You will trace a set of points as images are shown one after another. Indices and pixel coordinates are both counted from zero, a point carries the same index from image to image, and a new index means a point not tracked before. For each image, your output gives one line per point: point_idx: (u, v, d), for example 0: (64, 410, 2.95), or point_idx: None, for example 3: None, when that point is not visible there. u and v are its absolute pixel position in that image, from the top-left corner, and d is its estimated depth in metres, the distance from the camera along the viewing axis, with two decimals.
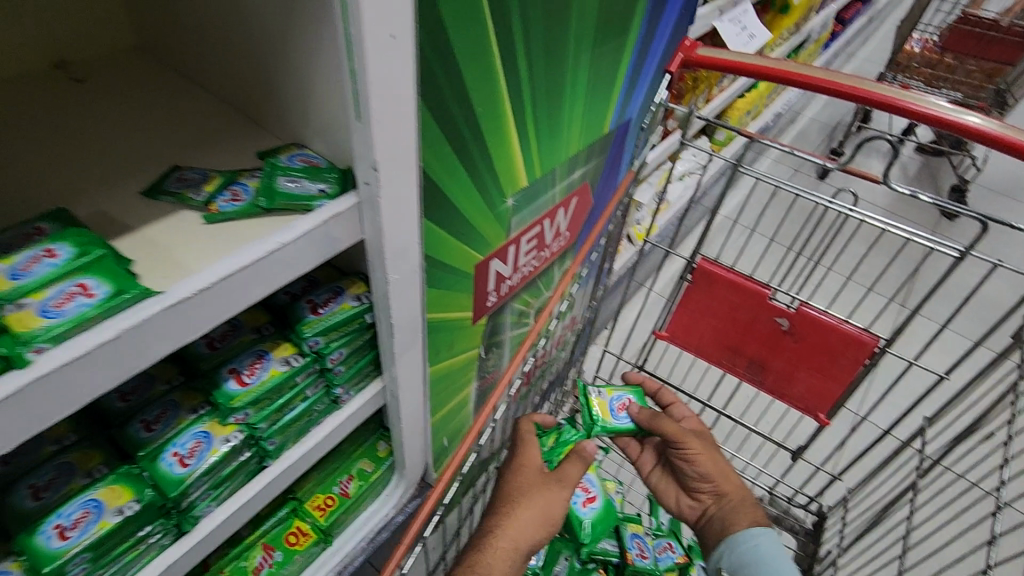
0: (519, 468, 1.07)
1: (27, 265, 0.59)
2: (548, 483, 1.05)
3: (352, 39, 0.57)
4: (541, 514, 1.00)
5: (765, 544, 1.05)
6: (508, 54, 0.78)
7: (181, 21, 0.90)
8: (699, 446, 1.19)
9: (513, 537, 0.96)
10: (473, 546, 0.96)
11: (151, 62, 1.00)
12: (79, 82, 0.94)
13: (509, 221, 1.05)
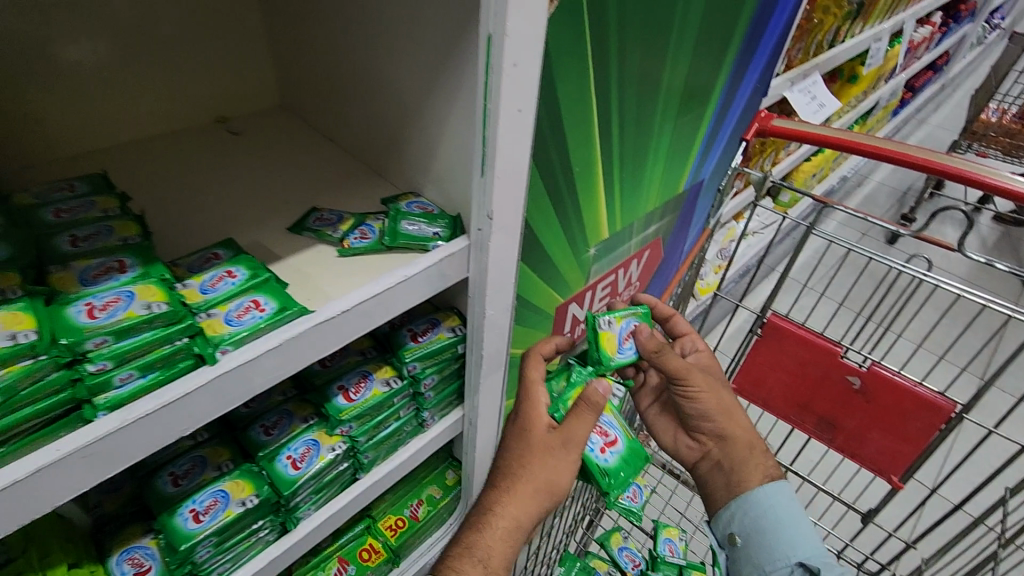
0: (518, 430, 0.92)
1: (214, 281, 0.73)
2: (552, 449, 0.89)
3: (488, 112, 0.69)
4: (545, 491, 0.87)
5: (785, 510, 1.02)
6: (606, 124, 0.89)
7: (323, 88, 1.06)
8: (704, 391, 1.06)
9: (515, 514, 0.86)
10: (473, 524, 0.87)
11: (291, 119, 1.18)
12: (234, 134, 1.12)
13: (589, 268, 1.14)
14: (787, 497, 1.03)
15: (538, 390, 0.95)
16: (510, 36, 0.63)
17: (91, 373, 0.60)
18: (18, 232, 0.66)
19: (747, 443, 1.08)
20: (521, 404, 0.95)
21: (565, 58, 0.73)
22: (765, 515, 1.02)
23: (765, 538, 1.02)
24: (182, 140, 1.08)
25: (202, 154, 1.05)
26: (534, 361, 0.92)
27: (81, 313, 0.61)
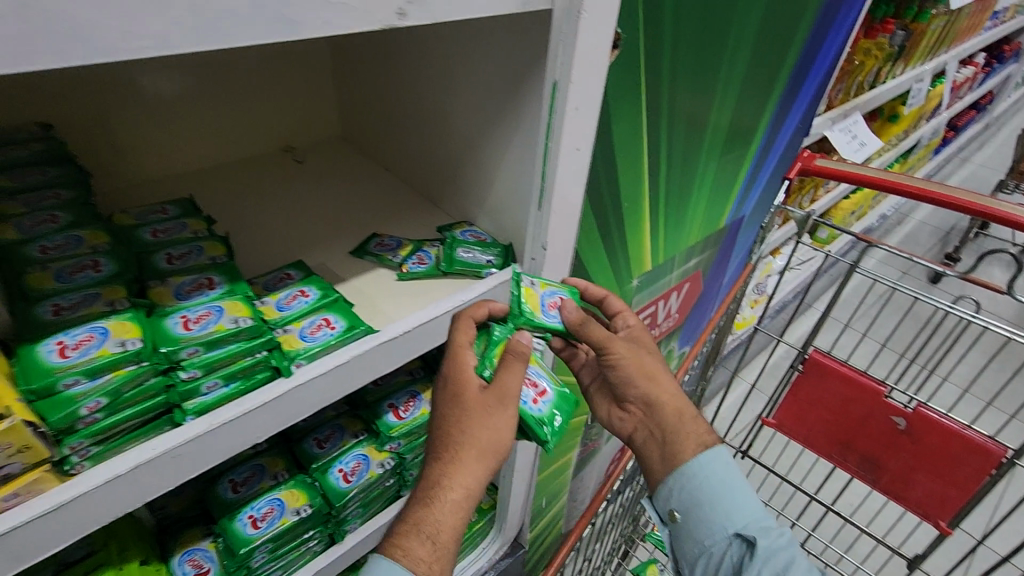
0: (446, 393, 0.72)
1: (289, 300, 0.79)
2: (487, 406, 0.69)
3: (549, 150, 0.74)
4: (488, 456, 0.69)
5: (721, 477, 0.87)
6: (654, 162, 0.93)
7: (383, 123, 1.14)
8: (630, 362, 0.90)
9: (465, 485, 0.67)
10: (418, 505, 0.68)
11: (351, 150, 1.26)
12: (299, 163, 1.21)
13: (632, 298, 1.16)
14: (723, 461, 0.87)
15: (464, 350, 0.73)
16: (574, 83, 0.68)
17: (183, 379, 0.65)
18: (123, 250, 0.74)
19: (673, 406, 0.90)
20: (445, 372, 0.73)
21: (621, 102, 0.78)
22: (700, 486, 0.87)
23: (703, 512, 0.87)
24: (253, 167, 1.16)
25: (271, 181, 1.13)
26: (465, 322, 0.76)
27: (177, 324, 0.67)
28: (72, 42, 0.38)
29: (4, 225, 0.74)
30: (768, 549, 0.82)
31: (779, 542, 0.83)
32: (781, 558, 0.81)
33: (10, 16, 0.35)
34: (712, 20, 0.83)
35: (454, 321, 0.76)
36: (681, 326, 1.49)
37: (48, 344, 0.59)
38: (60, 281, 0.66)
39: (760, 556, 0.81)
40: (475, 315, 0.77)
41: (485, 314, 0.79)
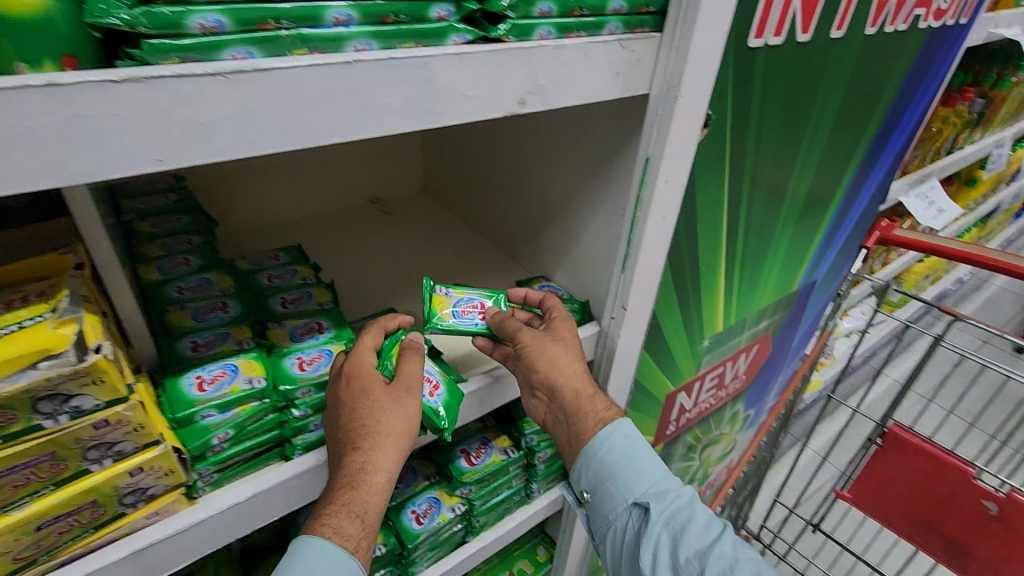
0: (350, 387, 0.68)
1: None
2: (398, 395, 0.68)
3: (638, 219, 0.79)
4: (406, 439, 0.68)
5: (622, 452, 0.82)
6: (733, 229, 0.95)
7: (467, 180, 1.22)
8: (538, 348, 0.81)
9: (389, 466, 0.66)
10: (342, 491, 0.64)
11: (432, 203, 1.35)
12: (385, 213, 1.30)
13: (701, 359, 1.16)
14: (625, 435, 0.83)
15: (365, 351, 0.71)
16: (667, 158, 0.73)
17: (295, 417, 0.71)
18: (245, 294, 0.82)
19: (588, 389, 0.82)
20: (347, 371, 0.69)
21: (707, 174, 0.82)
22: (603, 466, 0.82)
23: (607, 487, 0.83)
24: (346, 217, 1.26)
25: (363, 231, 1.22)
26: (372, 332, 0.75)
27: (294, 365, 0.73)
28: (272, 134, 0.45)
29: (148, 267, 0.84)
30: (670, 511, 0.79)
31: (681, 503, 0.80)
32: (681, 519, 0.78)
33: (230, 116, 0.42)
34: (796, 97, 0.86)
35: (363, 331, 0.74)
36: (747, 388, 1.47)
37: (189, 377, 0.66)
38: (196, 320, 0.75)
39: (657, 520, 0.79)
40: (385, 327, 0.77)
41: (393, 327, 0.78)
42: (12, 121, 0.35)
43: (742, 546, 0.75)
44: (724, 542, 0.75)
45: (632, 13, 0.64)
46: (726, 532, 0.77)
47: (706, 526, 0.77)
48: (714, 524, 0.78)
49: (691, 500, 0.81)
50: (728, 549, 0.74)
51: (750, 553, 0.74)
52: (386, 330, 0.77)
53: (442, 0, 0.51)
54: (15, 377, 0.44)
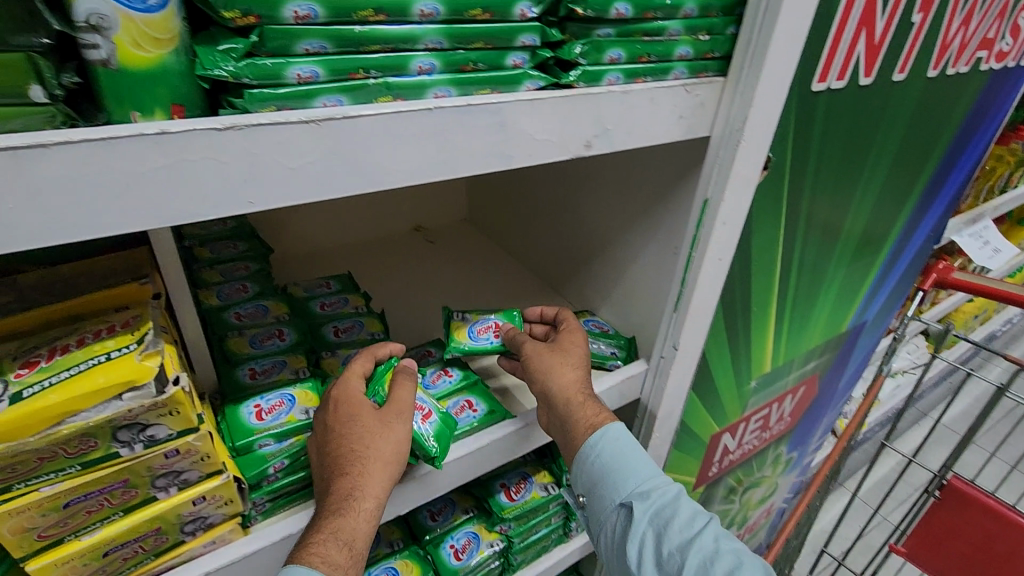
0: (338, 412, 0.64)
1: (434, 378, 0.85)
2: (388, 419, 0.64)
3: (693, 258, 0.78)
4: (396, 464, 0.63)
5: (612, 454, 0.77)
6: (786, 269, 0.94)
7: (511, 211, 1.23)
8: (537, 355, 0.81)
9: (379, 492, 0.61)
10: (328, 519, 0.59)
11: (475, 232, 1.36)
12: (430, 241, 1.32)
13: (748, 399, 1.13)
14: (615, 437, 0.77)
15: (353, 378, 0.67)
16: (726, 201, 0.72)
17: None
18: (300, 322, 0.83)
19: (583, 397, 0.78)
20: (336, 397, 0.66)
21: (764, 215, 0.81)
22: (594, 469, 0.78)
23: (597, 487, 0.79)
24: (391, 245, 1.28)
25: (407, 260, 1.24)
26: (363, 358, 0.71)
27: None
28: (354, 177, 0.46)
29: (207, 291, 0.85)
30: (656, 508, 0.74)
31: (669, 500, 0.74)
32: (667, 515, 0.72)
33: (318, 160, 0.44)
34: (855, 138, 0.85)
35: (352, 357, 0.70)
36: (792, 430, 1.42)
37: (248, 406, 0.68)
38: (254, 348, 0.76)
39: (642, 518, 0.73)
40: (375, 355, 0.72)
41: (384, 354, 0.73)
42: (128, 166, 0.37)
43: (728, 540, 0.69)
44: (707, 535, 0.69)
45: (698, 59, 0.64)
46: (713, 525, 0.71)
47: (692, 520, 0.71)
48: (700, 518, 0.72)
49: (680, 495, 0.75)
50: (711, 542, 0.68)
51: (736, 548, 0.68)
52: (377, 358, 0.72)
53: (518, 48, 0.52)
54: (100, 408, 0.44)
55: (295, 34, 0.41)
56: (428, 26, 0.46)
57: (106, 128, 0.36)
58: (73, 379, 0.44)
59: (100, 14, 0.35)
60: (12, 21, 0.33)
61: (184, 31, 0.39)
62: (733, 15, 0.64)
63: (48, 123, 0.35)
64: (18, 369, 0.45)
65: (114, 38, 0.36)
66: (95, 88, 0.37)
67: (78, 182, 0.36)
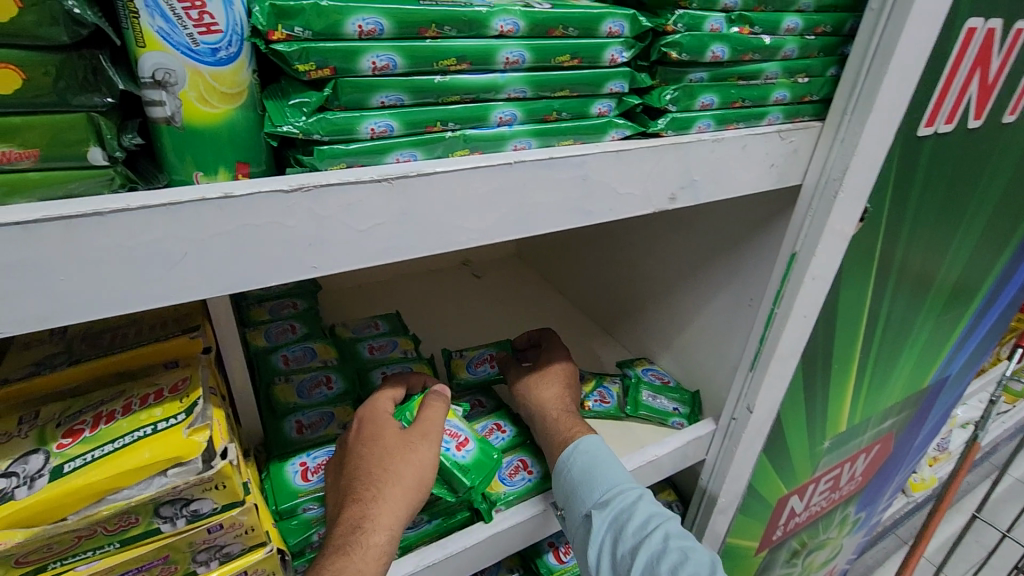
0: (361, 433, 0.60)
1: (485, 433, 0.77)
2: (410, 442, 0.58)
3: (776, 316, 0.71)
4: (415, 494, 0.56)
5: (582, 466, 0.67)
6: (871, 324, 0.85)
7: (562, 248, 1.13)
8: (518, 378, 0.80)
9: (392, 523, 0.54)
10: (331, 556, 0.51)
11: (524, 267, 1.25)
12: (477, 276, 1.20)
13: (820, 460, 1.03)
14: (584, 449, 0.68)
15: (381, 399, 0.64)
16: (818, 255, 0.65)
17: None
18: (348, 366, 0.78)
19: (561, 413, 0.74)
20: (361, 418, 0.62)
21: (854, 268, 0.73)
22: (562, 483, 0.68)
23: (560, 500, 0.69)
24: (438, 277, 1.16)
25: (454, 294, 1.12)
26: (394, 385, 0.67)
27: None
28: (425, 239, 0.42)
29: (256, 331, 0.81)
30: (615, 516, 0.65)
31: (629, 505, 0.65)
32: (625, 523, 0.64)
33: (389, 222, 0.40)
34: (957, 185, 0.76)
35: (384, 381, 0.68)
36: (861, 490, 1.30)
37: (293, 464, 0.64)
38: (300, 397, 0.72)
39: (601, 527, 0.65)
40: (409, 384, 0.68)
41: (419, 385, 0.69)
42: (188, 233, 0.33)
43: (681, 537, 0.64)
44: (658, 535, 0.63)
45: (793, 103, 0.58)
46: (669, 524, 0.64)
47: (650, 524, 0.64)
48: (658, 519, 0.64)
49: (642, 495, 0.66)
50: (661, 544, 0.62)
51: (688, 546, 0.62)
52: (410, 387, 0.68)
53: (603, 95, 0.48)
54: (143, 485, 0.41)
55: (371, 87, 0.38)
56: (512, 75, 0.42)
57: (167, 193, 0.33)
58: (116, 454, 0.41)
59: (168, 69, 0.32)
60: (74, 79, 0.30)
61: (254, 83, 0.35)
62: (835, 55, 0.58)
63: (106, 187, 0.32)
64: (60, 440, 0.42)
65: (180, 94, 0.33)
66: (158, 146, 0.34)
67: (134, 252, 0.32)
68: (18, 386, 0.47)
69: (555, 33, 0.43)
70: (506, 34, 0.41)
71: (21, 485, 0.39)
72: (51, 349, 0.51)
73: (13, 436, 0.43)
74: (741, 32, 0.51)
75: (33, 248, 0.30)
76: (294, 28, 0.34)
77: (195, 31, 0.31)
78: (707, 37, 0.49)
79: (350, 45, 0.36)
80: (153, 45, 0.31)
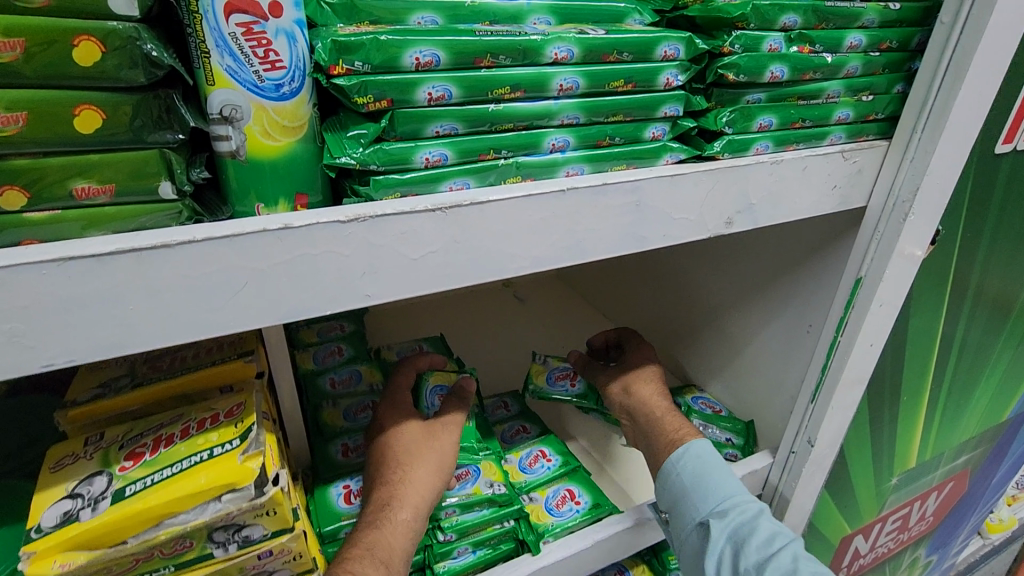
0: (384, 422, 0.63)
1: (531, 461, 0.75)
2: (431, 432, 0.62)
3: (840, 344, 0.67)
4: (438, 476, 0.59)
5: (692, 471, 0.60)
6: (944, 351, 0.79)
7: (605, 269, 1.10)
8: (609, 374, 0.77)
9: (417, 503, 0.56)
10: (363, 531, 0.54)
11: (567, 288, 1.23)
12: (519, 299, 1.18)
13: (887, 498, 0.96)
14: (695, 453, 0.61)
15: (400, 389, 0.67)
16: (886, 281, 0.61)
17: (440, 541, 0.64)
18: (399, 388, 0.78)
19: (666, 414, 0.68)
20: (383, 407, 0.66)
21: (925, 293, 0.68)
22: (669, 487, 0.62)
23: (673, 500, 0.62)
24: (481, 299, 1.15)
25: (497, 317, 1.11)
26: (406, 373, 0.70)
27: (339, 496, 0.63)
28: (478, 265, 0.41)
29: (304, 354, 0.82)
30: (734, 528, 0.57)
31: (746, 519, 0.57)
32: (745, 537, 0.56)
33: (442, 249, 0.39)
34: None
35: (396, 371, 0.70)
36: (933, 532, 1.20)
37: (337, 486, 0.64)
38: (347, 420, 0.72)
39: (716, 539, 0.57)
40: (417, 367, 0.72)
41: (425, 366, 0.72)
42: (249, 263, 0.34)
43: (812, 561, 0.54)
44: (787, 556, 0.53)
45: (856, 122, 0.56)
46: (798, 547, 0.55)
47: (774, 543, 0.55)
48: (784, 539, 0.55)
49: (764, 512, 0.58)
50: (789, 562, 0.53)
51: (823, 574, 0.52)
52: (419, 370, 0.71)
53: (658, 119, 0.46)
54: (199, 510, 0.41)
55: (427, 117, 0.38)
56: (566, 101, 0.42)
57: (230, 225, 0.34)
58: (173, 479, 0.41)
59: (234, 105, 0.33)
60: (149, 117, 0.32)
61: (314, 116, 0.36)
62: (901, 71, 0.56)
63: (174, 220, 0.33)
64: (123, 462, 0.43)
65: (245, 129, 0.34)
66: (222, 178, 0.35)
67: (199, 282, 0.33)
68: (85, 407, 0.49)
69: (609, 58, 0.42)
70: (560, 62, 0.41)
71: (85, 506, 0.40)
72: (117, 371, 0.53)
73: (80, 457, 0.44)
74: (801, 51, 0.50)
75: (107, 279, 0.31)
76: (354, 63, 0.35)
77: (261, 68, 0.32)
78: (766, 57, 0.48)
79: (407, 77, 0.37)
80: (222, 82, 0.32)
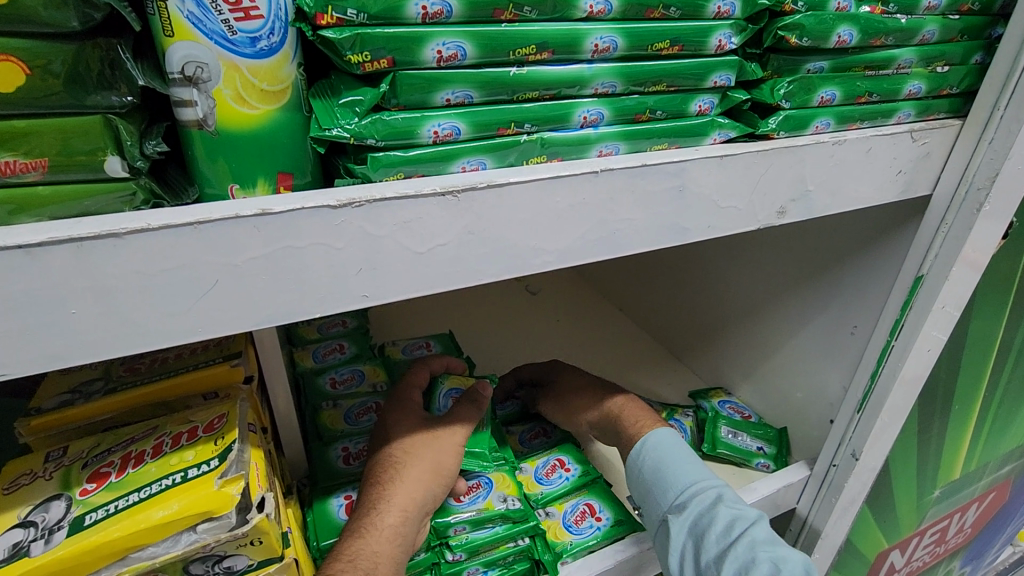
0: (384, 418, 0.59)
1: (548, 471, 0.68)
2: (431, 429, 0.56)
3: (893, 350, 0.59)
4: (434, 480, 0.53)
5: (652, 466, 0.59)
6: (1001, 355, 0.72)
7: (627, 264, 1.02)
8: (547, 389, 0.76)
9: (407, 506, 0.51)
10: (346, 539, 0.48)
11: (584, 283, 1.15)
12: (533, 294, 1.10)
13: (928, 511, 0.89)
14: (653, 446, 0.60)
15: (409, 388, 0.62)
16: (952, 281, 0.54)
17: (449, 560, 0.58)
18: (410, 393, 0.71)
19: (621, 408, 0.67)
20: (386, 405, 0.61)
21: (989, 292, 0.61)
22: (635, 482, 0.60)
23: (641, 497, 0.59)
24: (492, 292, 1.08)
25: (509, 312, 1.04)
26: (416, 372, 0.64)
27: (342, 508, 0.57)
28: (493, 259, 0.35)
29: (303, 352, 0.76)
30: (694, 520, 0.53)
31: (706, 508, 0.53)
32: (703, 530, 0.52)
33: (453, 242, 0.33)
34: None
35: (408, 369, 0.65)
36: (969, 543, 1.13)
37: (338, 497, 0.58)
38: (348, 424, 0.66)
39: (677, 534, 0.54)
40: (431, 368, 0.66)
41: (441, 368, 0.66)
42: (217, 257, 0.28)
43: (773, 545, 0.51)
44: (744, 543, 0.50)
45: (926, 97, 0.49)
46: (758, 530, 0.52)
47: (732, 530, 0.51)
48: (742, 524, 0.52)
49: (725, 495, 0.54)
50: (747, 553, 0.49)
51: (782, 558, 0.49)
52: (432, 371, 0.65)
53: (706, 90, 0.40)
54: (170, 543, 0.35)
55: (436, 81, 0.32)
56: (601, 66, 0.36)
57: (195, 210, 0.27)
58: (140, 505, 0.36)
59: (199, 62, 0.27)
60: (89, 76, 0.26)
61: (301, 79, 0.30)
62: (981, 39, 0.49)
63: (127, 204, 0.27)
64: (86, 485, 0.38)
65: (214, 92, 0.28)
66: (188, 153, 0.29)
67: (158, 279, 0.27)
68: (48, 417, 0.43)
69: (654, 14, 0.36)
70: (596, 17, 0.34)
71: (38, 538, 0.34)
72: (89, 374, 0.48)
73: (38, 477, 0.39)
74: (872, 12, 0.43)
75: (40, 277, 0.25)
76: (347, 11, 0.29)
77: (231, 17, 0.26)
78: (833, 19, 0.41)
79: (413, 31, 0.30)
80: (183, 33, 0.26)
